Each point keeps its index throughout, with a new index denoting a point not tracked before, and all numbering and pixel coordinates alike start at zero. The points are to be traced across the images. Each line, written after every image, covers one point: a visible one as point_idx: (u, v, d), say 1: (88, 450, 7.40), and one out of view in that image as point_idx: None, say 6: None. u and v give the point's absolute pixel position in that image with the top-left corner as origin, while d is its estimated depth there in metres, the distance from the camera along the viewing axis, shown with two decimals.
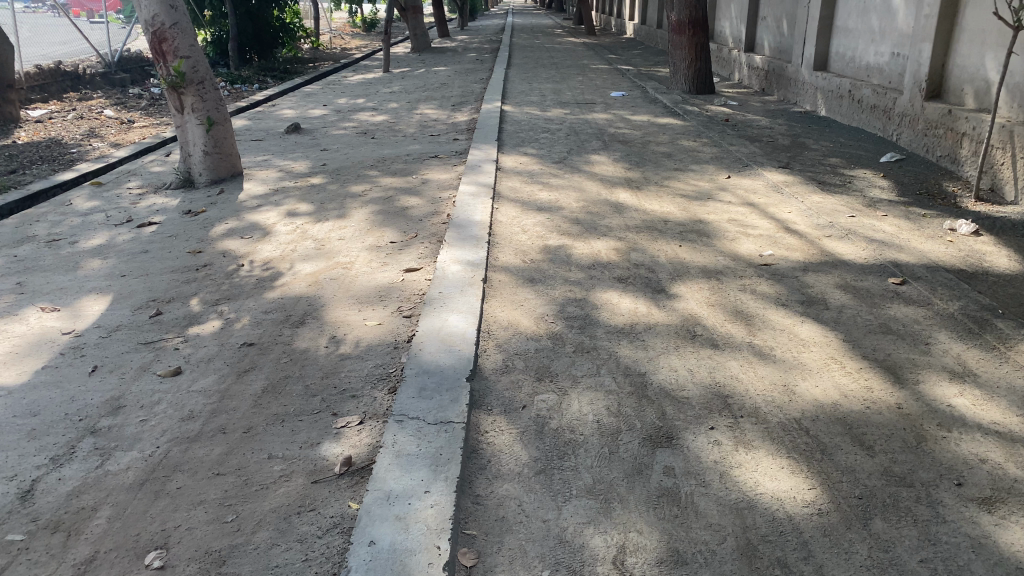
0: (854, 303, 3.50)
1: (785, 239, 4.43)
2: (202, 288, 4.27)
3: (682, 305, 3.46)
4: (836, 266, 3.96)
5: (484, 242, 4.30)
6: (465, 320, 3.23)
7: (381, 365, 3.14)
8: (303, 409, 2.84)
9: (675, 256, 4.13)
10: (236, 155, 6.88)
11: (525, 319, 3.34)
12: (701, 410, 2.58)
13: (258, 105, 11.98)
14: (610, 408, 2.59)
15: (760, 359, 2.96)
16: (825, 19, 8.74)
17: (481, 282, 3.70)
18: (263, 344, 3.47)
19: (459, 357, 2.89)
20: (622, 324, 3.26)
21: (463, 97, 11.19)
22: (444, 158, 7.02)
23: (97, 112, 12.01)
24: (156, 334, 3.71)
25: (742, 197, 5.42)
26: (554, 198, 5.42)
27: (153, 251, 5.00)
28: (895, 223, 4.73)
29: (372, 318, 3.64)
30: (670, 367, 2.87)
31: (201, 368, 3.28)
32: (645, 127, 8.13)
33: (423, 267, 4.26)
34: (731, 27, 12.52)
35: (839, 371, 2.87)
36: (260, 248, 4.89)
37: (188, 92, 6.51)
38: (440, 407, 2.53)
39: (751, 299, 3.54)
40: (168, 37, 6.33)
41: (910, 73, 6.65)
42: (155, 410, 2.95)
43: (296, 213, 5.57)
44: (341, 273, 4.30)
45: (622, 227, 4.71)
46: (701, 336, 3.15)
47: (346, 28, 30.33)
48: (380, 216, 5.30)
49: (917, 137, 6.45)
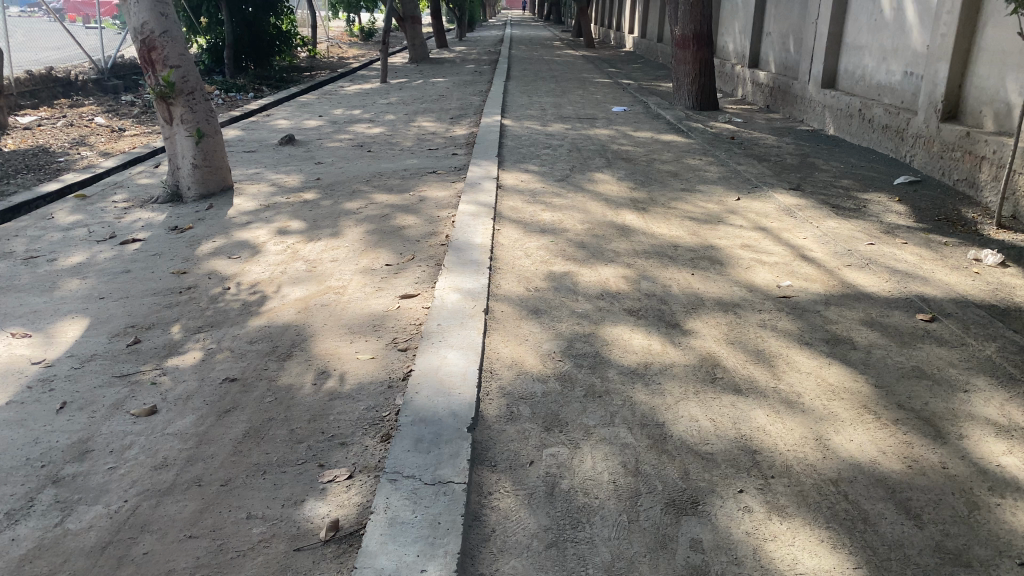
0: (883, 342, 3.27)
1: (803, 268, 4.20)
2: (184, 314, 4.02)
3: (699, 342, 3.22)
4: (860, 300, 3.73)
5: (484, 268, 4.06)
6: (465, 358, 2.98)
7: (374, 407, 2.88)
8: (287, 459, 2.58)
9: (688, 286, 3.89)
10: (226, 169, 6.62)
11: (531, 357, 3.09)
12: (727, 470, 2.34)
13: (252, 115, 11.76)
14: (627, 466, 2.34)
15: (788, 407, 2.72)
16: (835, 35, 8.56)
17: (482, 313, 3.45)
18: (245, 379, 3.21)
19: (459, 403, 2.64)
20: (636, 364, 3.02)
21: (462, 110, 10.97)
22: (442, 174, 6.78)
23: (87, 120, 11.78)
24: (133, 365, 3.45)
25: (753, 220, 5.19)
26: (557, 219, 5.19)
27: (135, 271, 4.75)
28: (917, 252, 4.50)
29: (365, 351, 3.38)
30: (690, 416, 2.63)
31: (179, 407, 3.02)
32: (649, 144, 7.91)
33: (419, 293, 4.01)
34: (736, 42, 12.34)
35: (874, 422, 2.63)
36: (249, 268, 4.64)
37: (178, 103, 6.27)
38: (438, 463, 2.28)
39: (773, 336, 3.30)
40: (158, 46, 6.12)
41: (925, 93, 6.45)
42: (126, 456, 2.69)
43: (287, 231, 5.33)
44: (333, 298, 4.05)
45: (630, 252, 4.48)
46: (721, 379, 2.91)
47: (344, 37, 30.16)
48: (376, 236, 5.06)
49: (932, 159, 6.24)
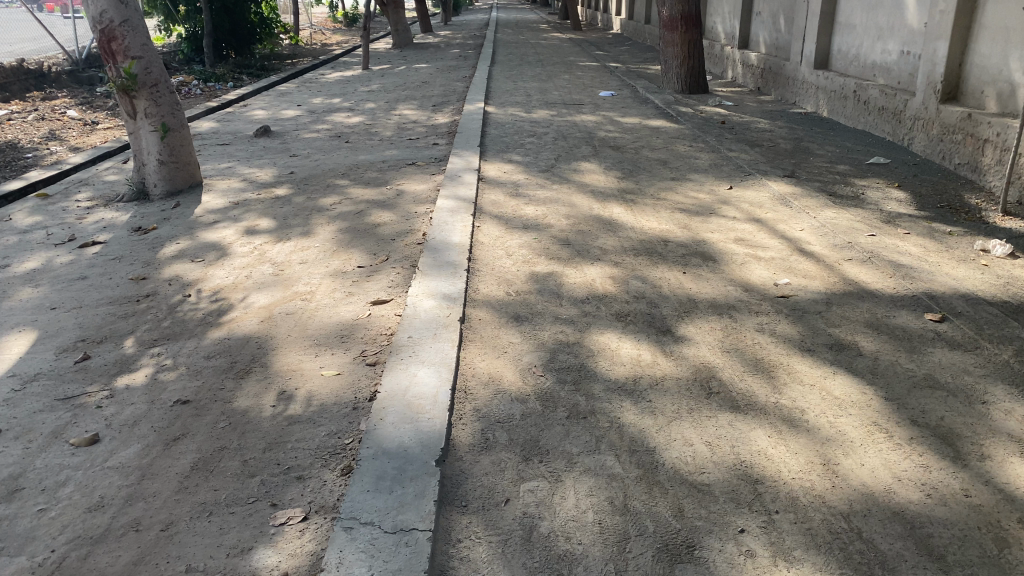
0: (890, 348, 3.02)
1: (801, 264, 3.95)
2: (139, 326, 3.73)
3: (693, 351, 2.96)
4: (863, 299, 3.48)
5: (461, 270, 3.79)
6: (437, 376, 2.71)
7: (336, 433, 2.62)
8: (236, 497, 2.32)
9: (680, 286, 3.63)
10: (194, 164, 6.31)
11: (509, 371, 2.82)
12: (726, 504, 2.09)
13: (230, 105, 11.42)
14: (613, 503, 2.09)
15: (791, 427, 2.47)
16: (826, 14, 8.27)
17: (457, 322, 3.18)
18: (199, 401, 2.95)
19: (428, 432, 2.37)
20: (624, 378, 2.75)
21: (445, 97, 10.66)
22: (421, 166, 6.49)
23: (59, 113, 11.39)
24: (78, 386, 3.17)
25: (747, 211, 4.93)
26: (540, 214, 4.92)
27: (92, 278, 4.45)
28: (920, 243, 4.26)
29: (330, 367, 3.12)
30: (685, 440, 2.38)
31: (123, 434, 2.75)
32: (637, 130, 7.63)
33: (392, 299, 3.74)
34: (724, 23, 12.03)
35: (885, 442, 2.39)
36: (213, 273, 4.35)
37: (141, 96, 5.96)
38: (400, 507, 2.03)
39: (771, 342, 3.05)
40: (118, 36, 5.79)
41: (924, 73, 6.18)
42: (59, 495, 2.43)
43: (255, 230, 5.04)
44: (300, 305, 3.78)
45: (617, 249, 4.22)
46: (717, 394, 2.65)
47: (327, 23, 29.71)
48: (348, 234, 4.78)
49: (932, 142, 5.99)
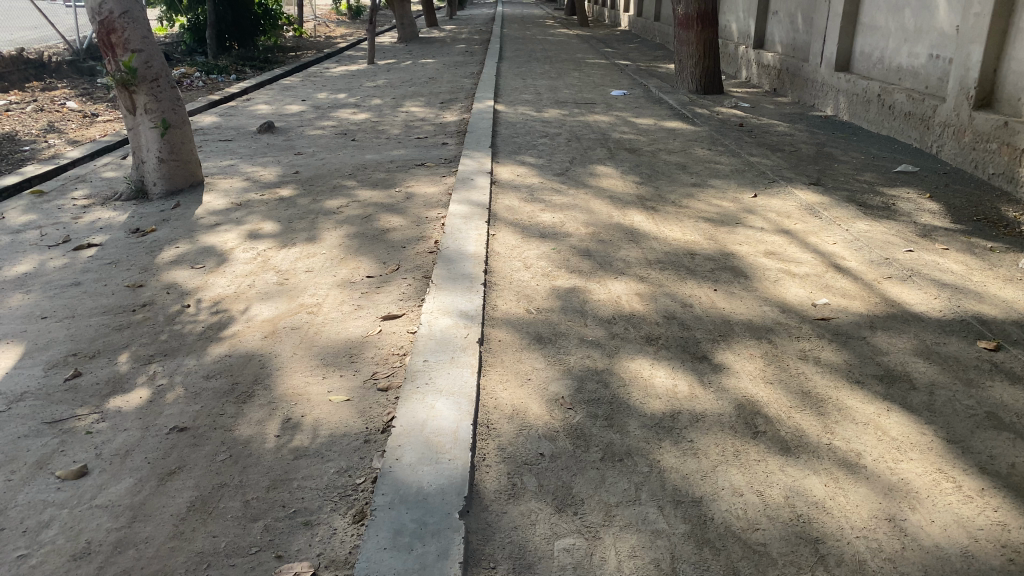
0: (946, 380, 2.79)
1: (838, 282, 3.72)
2: (135, 339, 3.50)
3: (734, 383, 2.73)
4: (909, 323, 3.26)
5: (478, 284, 3.56)
6: (457, 409, 2.48)
7: (347, 471, 2.40)
8: (237, 546, 2.10)
9: (712, 306, 3.41)
10: (195, 162, 6.08)
11: (534, 403, 2.59)
12: (786, 569, 1.87)
13: (232, 98, 11.17)
14: (659, 565, 1.87)
15: (848, 474, 2.25)
16: (849, 15, 8.02)
17: (476, 345, 2.95)
18: (198, 429, 2.72)
19: (449, 476, 2.15)
20: (661, 413, 2.53)
21: (453, 94, 10.42)
22: (431, 167, 6.26)
23: (59, 104, 11.13)
24: (67, 408, 2.94)
25: (775, 221, 4.70)
26: (558, 222, 4.69)
27: (86, 284, 4.22)
28: (961, 260, 4.03)
29: (338, 391, 2.88)
30: (734, 489, 2.16)
31: (114, 466, 2.53)
32: (653, 131, 7.39)
33: (404, 314, 3.51)
34: (739, 21, 11.78)
35: (955, 494, 2.17)
36: (213, 281, 4.12)
37: (140, 90, 5.73)
38: (420, 569, 1.81)
39: (816, 372, 2.83)
40: (118, 28, 5.56)
41: (955, 78, 5.95)
42: (41, 538, 2.20)
43: (258, 235, 4.80)
44: (306, 319, 3.55)
45: (642, 262, 3.99)
46: (764, 433, 2.43)
47: (331, 14, 29.42)
48: (357, 241, 4.55)
49: (964, 150, 5.77)
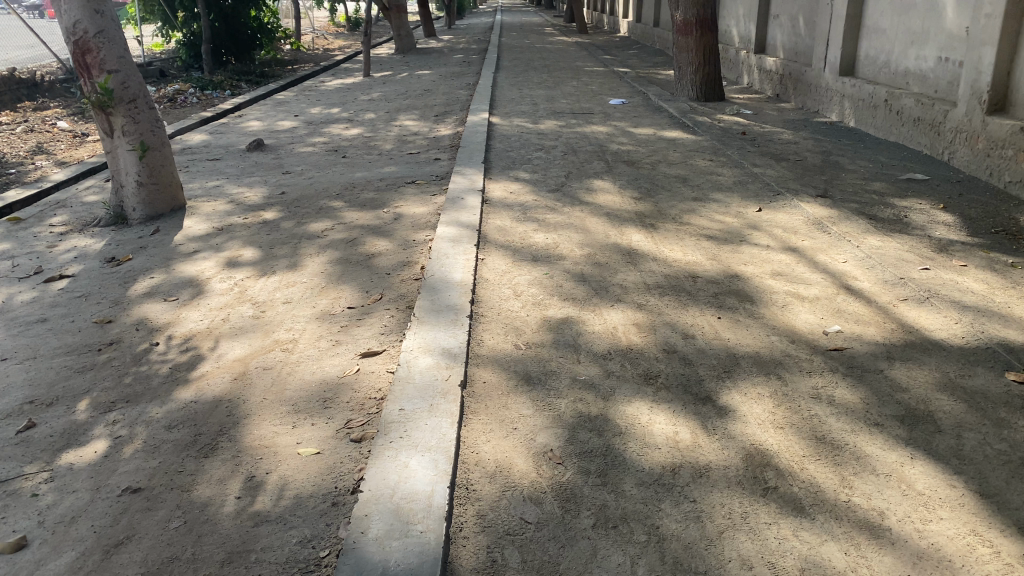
0: (974, 419, 2.53)
1: (850, 306, 3.47)
2: (97, 383, 3.26)
3: (741, 429, 2.48)
4: (930, 352, 3.01)
5: (463, 317, 3.31)
6: (433, 468, 2.23)
7: (311, 541, 2.15)
8: None
9: (716, 336, 3.16)
10: (176, 186, 5.86)
11: (520, 457, 2.34)
12: None
13: (225, 114, 10.98)
14: None
15: (871, 539, 1.99)
16: (853, 17, 7.78)
17: (458, 389, 2.70)
18: (152, 489, 2.47)
19: (420, 554, 1.91)
20: (661, 467, 2.28)
21: (448, 106, 10.20)
22: (421, 185, 6.04)
23: (50, 125, 10.95)
24: (14, 465, 2.70)
25: (780, 238, 4.46)
26: (552, 242, 4.45)
27: (52, 320, 3.99)
28: (981, 278, 3.77)
29: (309, 443, 2.64)
30: (742, 561, 1.91)
31: (56, 537, 2.28)
32: (652, 142, 7.15)
33: (385, 351, 3.27)
34: (739, 26, 11.55)
35: (993, 563, 1.91)
36: (186, 315, 3.89)
37: (118, 112, 5.51)
38: None
39: (831, 414, 2.57)
40: (92, 48, 5.35)
41: (967, 81, 5.69)
42: None
43: (237, 262, 4.57)
44: (279, 357, 3.31)
45: (640, 287, 3.74)
46: (776, 490, 2.18)
47: (329, 27, 29.28)
48: (340, 267, 4.32)
49: (977, 157, 5.51)
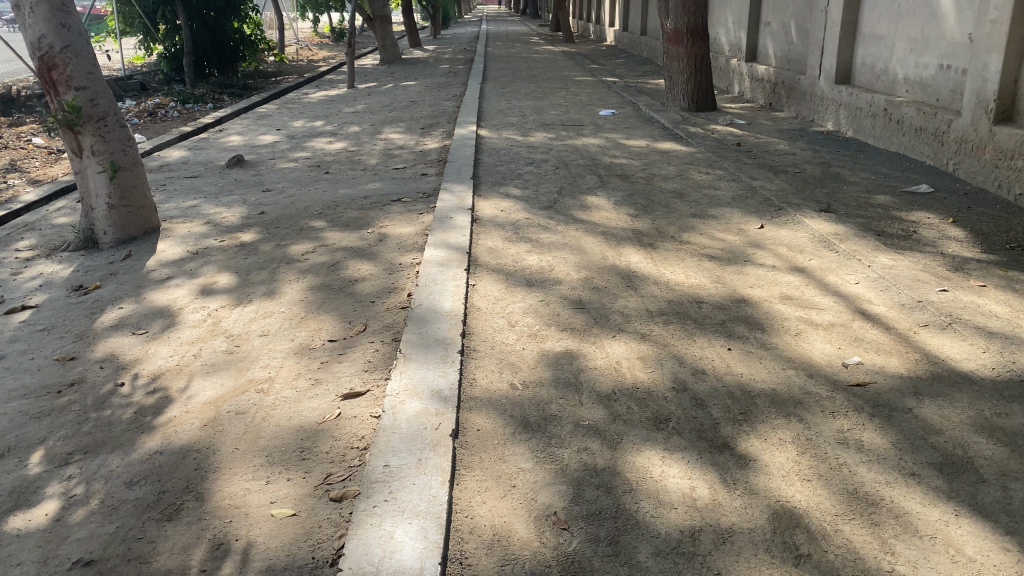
0: (1018, 466, 2.30)
1: (867, 333, 3.24)
2: (53, 432, 2.98)
3: (765, 482, 2.23)
4: (960, 387, 2.77)
5: (453, 353, 3.06)
6: (423, 540, 1.98)
7: None
8: None
9: (728, 371, 2.92)
10: (150, 207, 5.58)
11: (520, 522, 2.08)
12: None
13: (206, 129, 10.70)
14: None
15: None
16: (848, 24, 7.59)
17: (449, 440, 2.44)
18: (106, 561, 2.20)
19: None
20: (679, 532, 2.03)
21: (435, 118, 9.96)
22: (407, 202, 5.79)
23: (25, 141, 10.63)
24: None
25: (786, 257, 4.23)
26: (546, 265, 4.20)
27: (12, 356, 3.70)
28: (1003, 300, 3.55)
29: (283, 502, 2.37)
30: None
31: None
32: (646, 155, 6.93)
33: (369, 392, 3.00)
34: (729, 34, 11.39)
35: None
36: (156, 350, 3.61)
37: (86, 131, 5.23)
38: None
39: (863, 462, 2.33)
40: (59, 64, 5.07)
41: (971, 89, 5.50)
42: None
43: (212, 290, 4.30)
44: (254, 400, 3.04)
45: (642, 315, 3.50)
46: (809, 558, 1.94)
47: (313, 37, 29.00)
48: (321, 294, 4.06)
49: (984, 168, 5.32)
